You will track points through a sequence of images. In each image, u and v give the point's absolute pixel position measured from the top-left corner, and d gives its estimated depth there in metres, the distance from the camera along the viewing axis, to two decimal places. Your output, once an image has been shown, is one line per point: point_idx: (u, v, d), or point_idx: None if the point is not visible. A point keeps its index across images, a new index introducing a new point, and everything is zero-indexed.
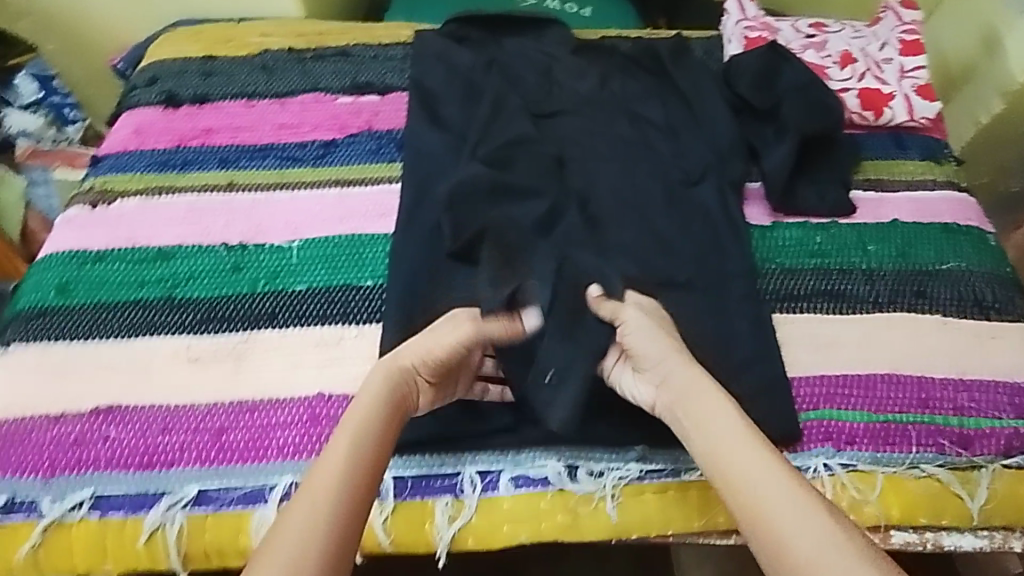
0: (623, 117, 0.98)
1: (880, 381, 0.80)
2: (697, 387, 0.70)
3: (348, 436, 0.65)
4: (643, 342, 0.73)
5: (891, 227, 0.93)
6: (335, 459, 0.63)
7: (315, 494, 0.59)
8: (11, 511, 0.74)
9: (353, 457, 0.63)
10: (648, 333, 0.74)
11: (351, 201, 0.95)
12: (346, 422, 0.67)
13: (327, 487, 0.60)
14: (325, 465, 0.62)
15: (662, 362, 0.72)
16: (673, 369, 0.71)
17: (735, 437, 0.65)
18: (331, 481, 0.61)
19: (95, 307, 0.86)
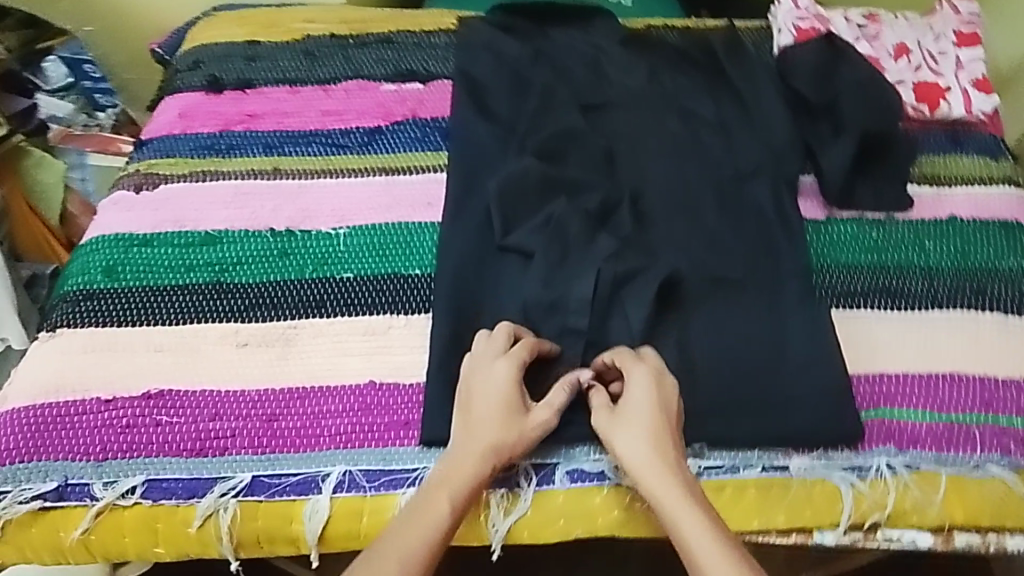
0: (673, 110, 0.96)
1: (943, 380, 0.78)
2: (677, 496, 0.67)
3: (450, 491, 0.68)
4: (625, 444, 0.70)
5: (949, 224, 0.91)
6: (435, 513, 0.66)
7: (406, 550, 0.63)
8: (63, 496, 0.73)
9: (453, 514, 0.67)
10: (631, 433, 0.70)
11: (397, 189, 0.94)
12: (447, 473, 0.69)
13: (417, 543, 0.64)
14: (426, 517, 0.66)
15: (644, 469, 0.69)
16: (655, 476, 0.68)
17: (712, 555, 0.63)
18: (423, 534, 0.65)
19: (142, 291, 0.85)
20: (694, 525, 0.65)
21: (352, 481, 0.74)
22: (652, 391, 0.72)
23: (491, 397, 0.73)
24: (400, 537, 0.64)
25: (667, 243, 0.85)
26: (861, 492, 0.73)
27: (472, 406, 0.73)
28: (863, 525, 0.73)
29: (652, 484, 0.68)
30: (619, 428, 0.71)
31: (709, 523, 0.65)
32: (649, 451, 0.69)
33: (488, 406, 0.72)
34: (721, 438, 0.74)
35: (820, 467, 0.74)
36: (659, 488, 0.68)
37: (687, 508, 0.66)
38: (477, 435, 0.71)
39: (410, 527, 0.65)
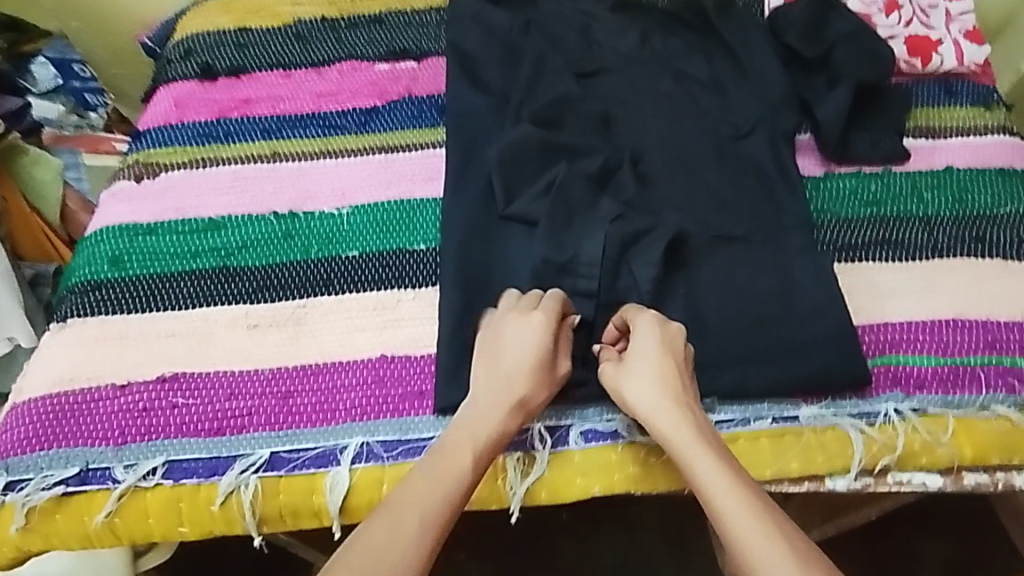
0: (667, 73, 0.97)
1: (946, 325, 0.80)
2: (688, 437, 0.68)
3: (471, 449, 0.68)
4: (636, 392, 0.72)
5: (945, 174, 0.92)
6: (455, 470, 0.66)
7: (427, 505, 0.63)
8: (85, 480, 0.74)
9: (471, 471, 0.67)
10: (641, 381, 0.72)
11: (397, 166, 0.95)
12: (468, 433, 0.70)
13: (437, 498, 0.64)
14: (447, 474, 0.66)
15: (655, 413, 0.70)
16: (667, 420, 0.69)
17: (724, 488, 0.64)
18: (443, 490, 0.65)
19: (150, 278, 0.86)
20: (706, 461, 0.66)
21: (370, 452, 0.74)
22: (662, 338, 0.73)
23: (515, 355, 0.73)
24: (419, 492, 0.65)
25: (669, 204, 0.86)
26: (871, 437, 0.74)
27: (501, 365, 0.73)
28: (874, 469, 0.74)
29: (664, 428, 0.69)
30: (630, 377, 0.72)
31: (721, 460, 0.66)
32: (660, 396, 0.71)
33: (512, 364, 0.73)
34: (732, 391, 0.76)
35: (829, 415, 0.75)
36: (670, 431, 0.69)
37: (698, 447, 0.67)
38: (501, 395, 0.72)
39: (429, 484, 0.65)
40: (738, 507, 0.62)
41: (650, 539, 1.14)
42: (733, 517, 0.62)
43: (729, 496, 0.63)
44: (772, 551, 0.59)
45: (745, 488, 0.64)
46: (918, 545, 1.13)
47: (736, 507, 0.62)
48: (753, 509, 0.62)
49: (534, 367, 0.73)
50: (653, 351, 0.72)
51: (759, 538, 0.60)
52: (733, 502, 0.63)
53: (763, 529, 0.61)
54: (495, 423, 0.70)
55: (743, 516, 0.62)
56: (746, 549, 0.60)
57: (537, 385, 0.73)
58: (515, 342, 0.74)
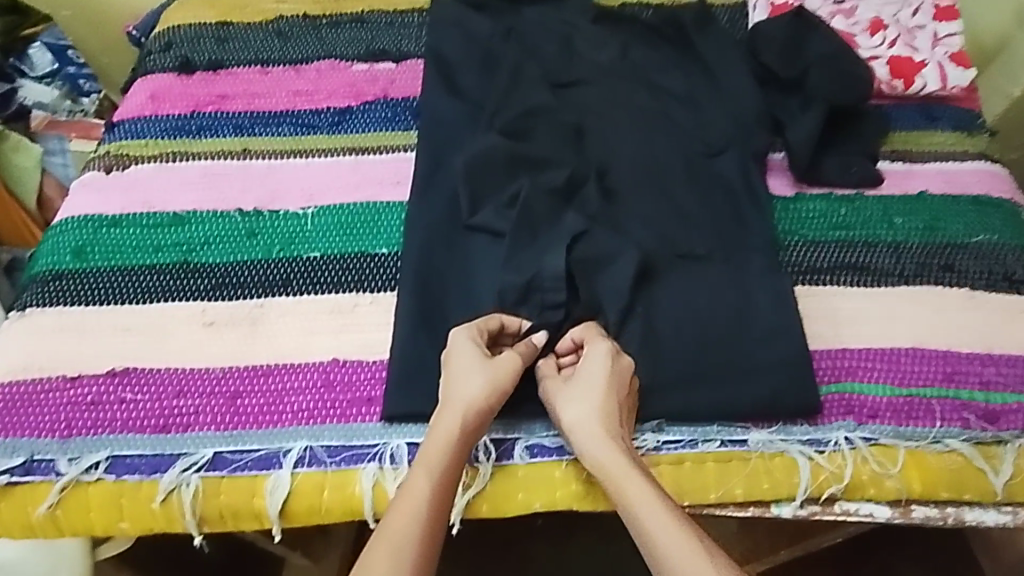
0: (643, 88, 0.96)
1: (905, 354, 0.78)
2: (622, 461, 0.67)
3: (426, 472, 0.67)
4: (574, 413, 0.70)
5: (918, 200, 0.91)
6: (416, 498, 0.65)
7: (396, 536, 0.62)
8: (29, 470, 0.74)
9: (434, 496, 0.65)
10: (577, 397, 0.71)
11: (366, 169, 0.94)
12: (422, 456, 0.68)
13: (408, 529, 0.62)
14: (409, 503, 0.64)
15: (590, 438, 0.69)
16: (601, 444, 0.68)
17: (656, 514, 0.62)
18: (409, 518, 0.63)
19: (110, 271, 0.86)
20: (638, 487, 0.65)
21: (314, 457, 0.74)
22: (606, 357, 0.72)
23: (470, 368, 0.72)
24: (389, 525, 0.63)
25: (633, 220, 0.85)
26: (819, 464, 0.73)
27: (446, 384, 0.72)
28: (820, 498, 0.73)
29: (597, 453, 0.68)
30: (567, 391, 0.72)
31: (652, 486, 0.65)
32: (596, 418, 0.69)
33: (467, 376, 0.71)
34: (683, 412, 0.75)
35: (778, 441, 0.74)
36: (604, 456, 0.68)
37: (631, 472, 0.66)
38: (448, 411, 0.70)
39: (395, 515, 0.63)
40: (669, 532, 0.61)
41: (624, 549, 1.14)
42: (664, 544, 0.60)
43: (661, 522, 0.62)
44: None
45: (678, 514, 0.63)
46: (891, 564, 1.13)
47: (668, 532, 0.61)
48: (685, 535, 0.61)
49: (480, 378, 0.71)
50: (595, 366, 0.72)
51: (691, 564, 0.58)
52: (665, 528, 0.61)
53: (695, 556, 0.59)
54: (449, 441, 0.69)
55: (675, 541, 0.60)
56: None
57: (486, 395, 0.71)
58: (457, 359, 0.73)
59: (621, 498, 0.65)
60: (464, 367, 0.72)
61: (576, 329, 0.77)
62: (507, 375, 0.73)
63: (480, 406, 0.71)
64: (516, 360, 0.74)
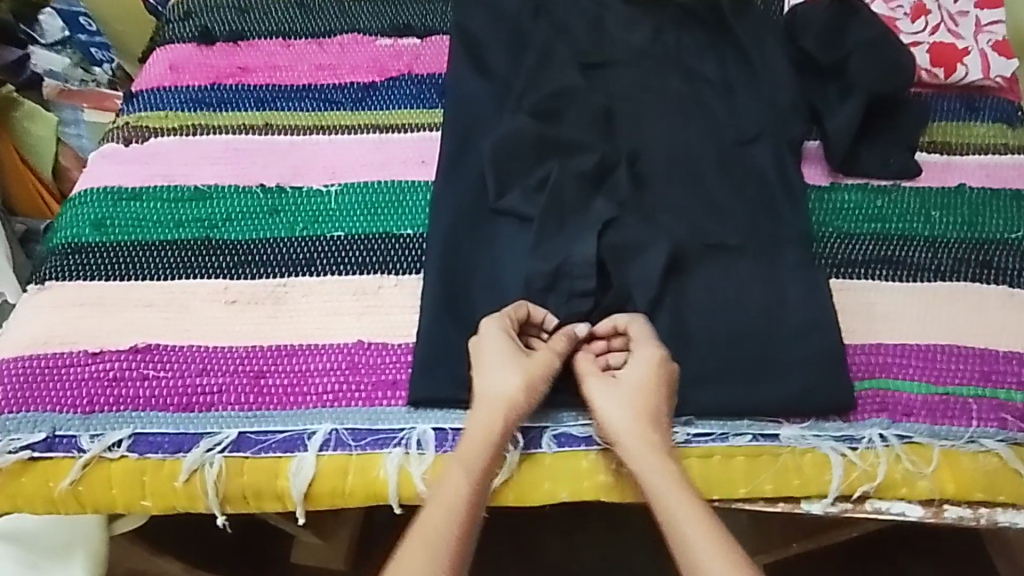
0: (676, 73, 0.93)
1: (941, 352, 0.77)
2: (657, 463, 0.66)
3: (464, 469, 0.66)
4: (610, 411, 0.69)
5: (957, 193, 0.88)
6: (454, 494, 0.64)
7: (432, 532, 0.61)
8: (52, 446, 0.73)
9: (472, 494, 0.64)
10: (621, 398, 0.69)
11: (391, 147, 0.92)
12: (459, 452, 0.67)
13: (444, 525, 0.62)
14: (446, 498, 0.63)
15: (625, 436, 0.68)
16: (636, 443, 0.67)
17: (688, 519, 0.61)
18: (446, 514, 0.62)
19: (131, 245, 0.84)
20: (670, 491, 0.64)
21: (338, 440, 0.73)
22: (648, 354, 0.71)
23: (504, 364, 0.71)
24: (425, 519, 0.62)
25: (664, 207, 0.83)
26: (852, 461, 0.72)
27: (481, 378, 0.71)
28: (852, 495, 0.72)
29: (631, 453, 0.67)
30: (611, 390, 0.70)
31: (687, 491, 0.64)
32: (633, 417, 0.68)
33: (501, 373, 0.70)
34: (712, 405, 0.73)
35: (810, 437, 0.73)
36: (638, 456, 0.67)
37: (665, 475, 0.65)
38: (484, 406, 0.69)
39: (431, 512, 0.63)
40: (700, 538, 0.60)
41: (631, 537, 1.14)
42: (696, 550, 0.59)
43: (693, 528, 0.61)
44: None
45: (712, 520, 0.61)
46: (901, 563, 1.12)
47: (700, 539, 0.60)
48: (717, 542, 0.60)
49: (518, 375, 0.70)
50: (643, 369, 0.70)
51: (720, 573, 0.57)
52: (695, 534, 0.60)
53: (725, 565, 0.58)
54: (487, 437, 0.68)
55: (705, 548, 0.59)
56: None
57: (523, 391, 0.70)
58: (493, 352, 0.71)
59: (660, 504, 0.63)
60: (501, 362, 0.71)
61: (620, 323, 0.74)
62: (542, 371, 0.71)
63: (518, 402, 0.69)
64: (554, 355, 0.72)
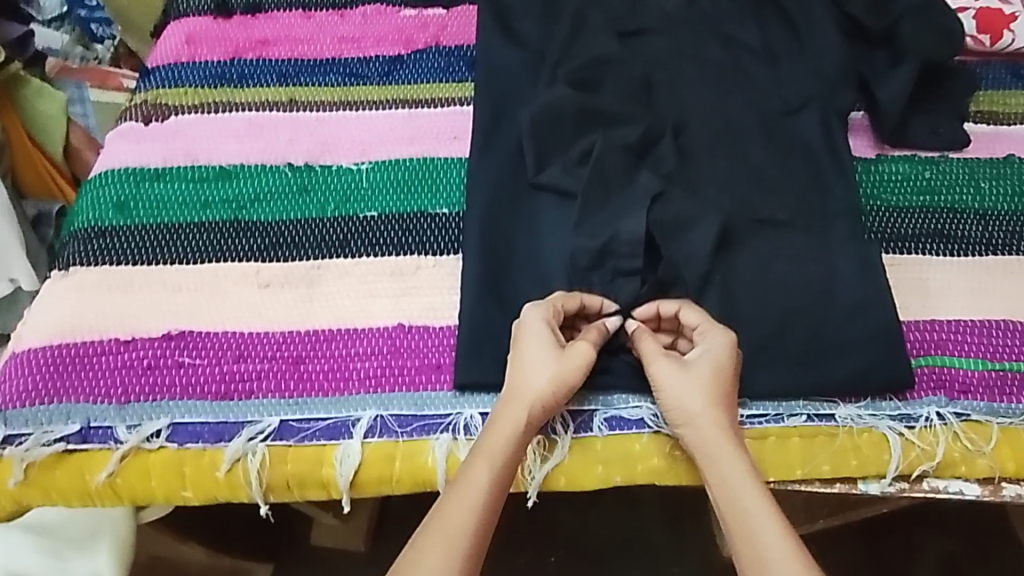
0: (715, 40, 0.89)
1: (997, 328, 0.75)
2: (726, 448, 0.65)
3: (488, 465, 0.64)
4: (679, 393, 0.67)
5: (1006, 163, 0.86)
6: (476, 489, 0.62)
7: (454, 529, 0.60)
8: (87, 438, 0.71)
9: (493, 490, 0.63)
10: (689, 385, 0.67)
11: (421, 122, 0.89)
12: (484, 445, 0.65)
13: (465, 524, 0.61)
14: (467, 493, 0.62)
15: (694, 419, 0.67)
16: (707, 428, 0.66)
17: (755, 510, 0.62)
18: (467, 511, 0.61)
19: (156, 228, 0.81)
20: (739, 478, 0.63)
21: (384, 426, 0.71)
22: (718, 342, 0.69)
23: (539, 354, 0.68)
24: (447, 514, 0.61)
25: (709, 182, 0.81)
26: (910, 441, 0.71)
27: (516, 367, 0.68)
28: (910, 475, 0.71)
29: (701, 438, 0.66)
30: (678, 376, 0.68)
31: (755, 478, 0.64)
32: (703, 401, 0.67)
33: (534, 364, 0.68)
34: (766, 385, 0.72)
35: (867, 416, 0.72)
36: (707, 440, 0.66)
37: (734, 461, 0.64)
38: (513, 399, 0.67)
39: (451, 506, 0.62)
40: (767, 530, 0.61)
41: (649, 514, 1.13)
42: (761, 541, 0.60)
43: (761, 519, 0.61)
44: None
45: (776, 511, 0.62)
46: (919, 539, 1.10)
47: (767, 536, 0.60)
48: (782, 534, 0.61)
49: (552, 370, 0.67)
50: (711, 360, 0.68)
51: (783, 567, 0.59)
52: (763, 526, 0.61)
53: (790, 561, 0.59)
54: (514, 434, 0.65)
55: (771, 540, 0.60)
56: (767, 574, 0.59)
57: (555, 388, 0.67)
58: (532, 342, 0.69)
59: (729, 495, 0.63)
60: (538, 353, 0.68)
61: (685, 306, 0.72)
62: (575, 367, 0.68)
63: (548, 399, 0.67)
64: (591, 349, 0.69)
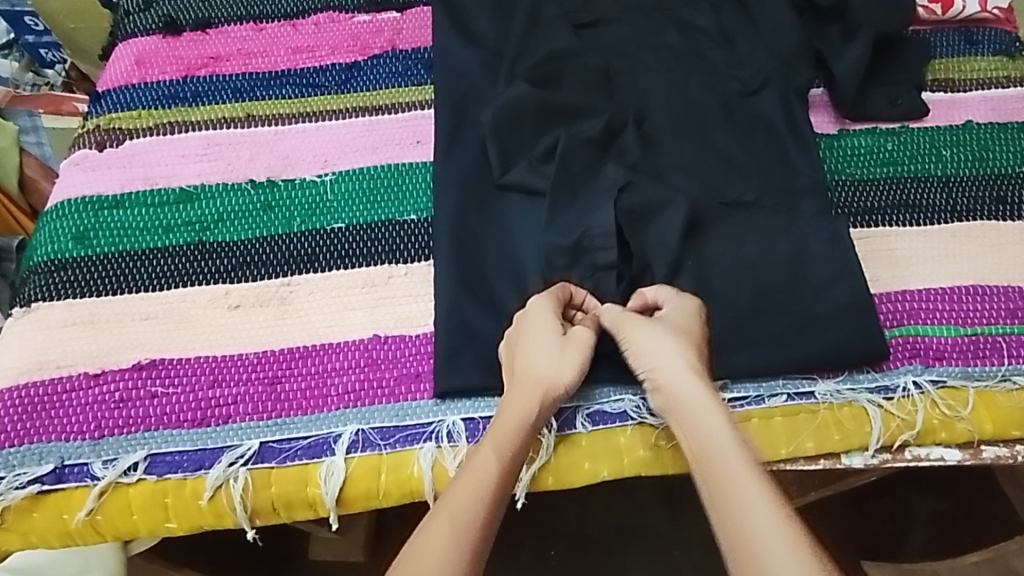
0: (671, 26, 0.89)
1: (966, 293, 0.77)
2: (708, 408, 0.65)
3: (495, 445, 0.64)
4: (656, 353, 0.68)
5: (965, 129, 0.87)
6: (483, 470, 0.62)
7: (462, 511, 0.60)
8: (61, 478, 0.69)
9: (502, 473, 0.63)
10: (665, 346, 0.68)
11: (382, 129, 0.87)
12: (493, 431, 0.65)
13: (472, 507, 0.60)
14: (476, 476, 0.62)
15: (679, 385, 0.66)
16: (690, 389, 0.66)
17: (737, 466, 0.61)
18: (477, 497, 0.61)
19: (118, 257, 0.79)
20: (723, 440, 0.63)
21: (366, 440, 0.70)
22: (681, 315, 0.70)
23: (538, 348, 0.69)
24: (454, 496, 0.61)
25: (675, 169, 0.81)
26: (889, 411, 0.71)
27: (525, 356, 0.69)
28: (892, 445, 0.71)
29: (682, 396, 0.66)
30: (654, 337, 0.68)
31: (741, 444, 0.63)
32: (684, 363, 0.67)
33: (534, 358, 0.68)
34: (745, 367, 0.72)
35: (846, 391, 0.72)
36: (688, 399, 0.66)
37: (719, 425, 0.64)
38: (515, 394, 0.67)
39: (460, 488, 0.61)
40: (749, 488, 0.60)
41: (643, 499, 1.14)
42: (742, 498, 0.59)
43: (742, 477, 0.60)
44: (776, 536, 0.57)
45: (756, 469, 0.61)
46: (909, 501, 1.12)
47: (749, 490, 0.60)
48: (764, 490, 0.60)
49: (561, 359, 0.68)
50: (683, 326, 0.69)
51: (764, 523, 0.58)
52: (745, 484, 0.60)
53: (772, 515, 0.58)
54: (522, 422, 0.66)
55: (752, 497, 0.59)
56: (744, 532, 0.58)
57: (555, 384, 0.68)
58: (542, 328, 0.69)
59: (707, 452, 0.63)
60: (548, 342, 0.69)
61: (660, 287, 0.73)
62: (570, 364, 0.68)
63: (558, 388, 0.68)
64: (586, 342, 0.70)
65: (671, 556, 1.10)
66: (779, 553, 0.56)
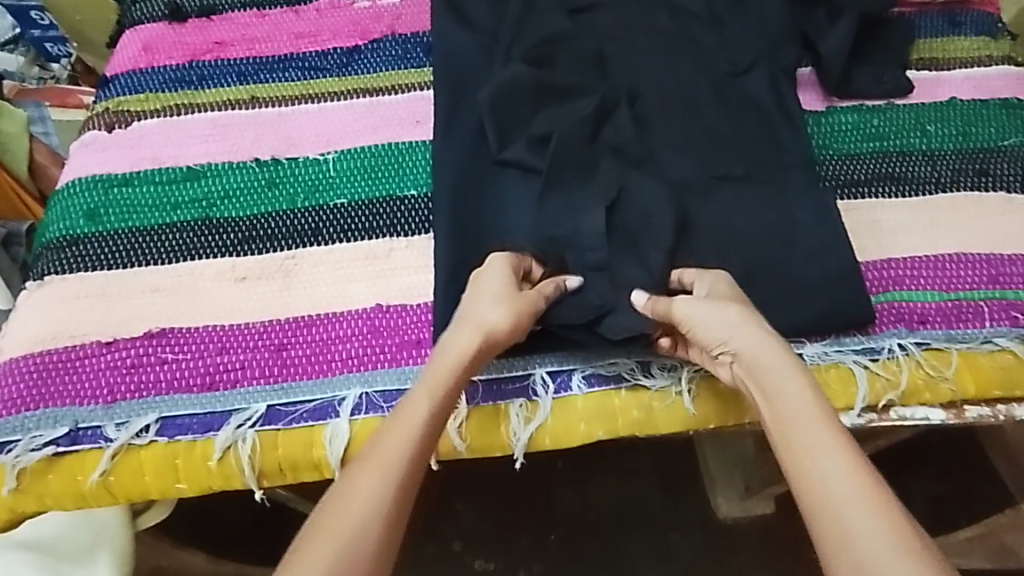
0: (663, 9, 0.92)
1: (949, 260, 0.79)
2: (778, 363, 0.63)
3: (430, 392, 0.64)
4: (713, 310, 0.68)
5: (949, 106, 0.90)
6: (413, 418, 0.62)
7: (390, 452, 0.60)
8: (76, 440, 0.71)
9: (431, 417, 0.63)
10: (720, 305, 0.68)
11: (383, 110, 0.90)
12: (426, 375, 0.66)
13: (400, 448, 0.60)
14: (403, 421, 0.62)
15: (780, 380, 0.63)
16: (752, 340, 0.65)
17: (807, 417, 0.60)
18: (406, 437, 0.61)
19: (128, 232, 0.82)
20: (796, 393, 0.61)
21: (370, 403, 0.73)
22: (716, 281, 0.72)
23: (489, 293, 0.70)
24: (385, 445, 0.60)
25: (667, 145, 0.83)
26: (875, 373, 0.74)
27: (471, 306, 0.69)
28: (877, 406, 0.74)
29: (750, 352, 0.65)
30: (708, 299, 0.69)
31: (814, 400, 0.61)
32: (743, 317, 0.67)
33: (485, 296, 0.70)
34: None
35: (833, 353, 0.75)
36: (755, 353, 0.65)
37: (792, 378, 0.62)
38: (470, 324, 0.68)
39: (389, 433, 0.61)
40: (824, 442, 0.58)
41: (642, 482, 1.16)
42: (817, 454, 0.57)
43: (817, 432, 0.58)
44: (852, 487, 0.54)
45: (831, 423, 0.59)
46: (905, 483, 1.14)
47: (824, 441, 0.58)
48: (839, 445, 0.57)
49: (505, 306, 0.69)
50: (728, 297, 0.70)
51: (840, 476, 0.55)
52: (821, 440, 0.58)
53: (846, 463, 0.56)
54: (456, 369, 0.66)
55: (827, 452, 0.57)
56: (821, 484, 0.56)
57: (506, 323, 0.68)
58: (491, 281, 0.71)
59: (778, 404, 0.61)
60: (492, 293, 0.70)
61: (724, 277, 0.73)
62: (524, 305, 0.69)
63: (501, 335, 0.68)
64: (535, 301, 0.70)
65: (670, 539, 1.13)
66: (857, 504, 0.53)
